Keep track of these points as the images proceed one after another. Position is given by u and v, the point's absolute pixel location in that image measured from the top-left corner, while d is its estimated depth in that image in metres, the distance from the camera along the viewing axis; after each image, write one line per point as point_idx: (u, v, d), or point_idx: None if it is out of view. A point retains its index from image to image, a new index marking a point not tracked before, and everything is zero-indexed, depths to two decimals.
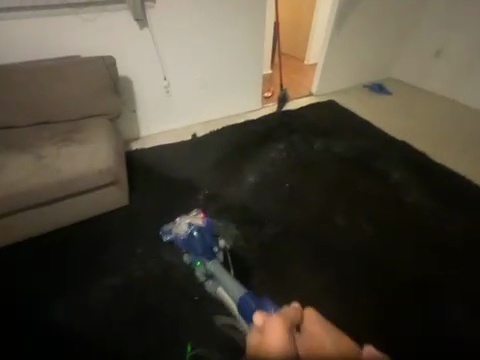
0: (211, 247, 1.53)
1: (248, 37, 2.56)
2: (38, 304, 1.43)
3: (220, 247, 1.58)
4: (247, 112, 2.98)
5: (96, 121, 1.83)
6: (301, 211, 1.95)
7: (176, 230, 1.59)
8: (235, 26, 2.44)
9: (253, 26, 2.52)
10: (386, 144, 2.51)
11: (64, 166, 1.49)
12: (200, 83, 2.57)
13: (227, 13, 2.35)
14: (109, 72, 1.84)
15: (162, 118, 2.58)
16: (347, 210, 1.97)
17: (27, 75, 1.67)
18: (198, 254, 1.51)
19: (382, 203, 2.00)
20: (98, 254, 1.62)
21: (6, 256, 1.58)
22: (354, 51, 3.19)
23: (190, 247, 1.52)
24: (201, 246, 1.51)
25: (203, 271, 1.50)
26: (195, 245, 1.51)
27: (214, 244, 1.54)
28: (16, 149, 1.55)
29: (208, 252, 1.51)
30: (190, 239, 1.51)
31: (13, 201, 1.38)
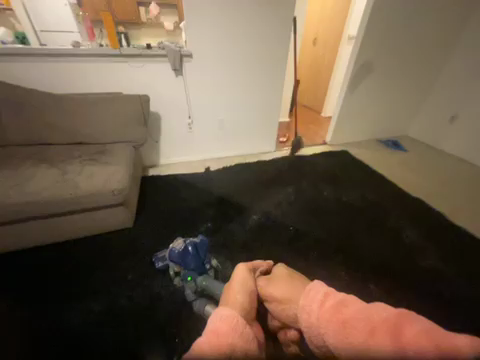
0: (204, 263, 1.46)
1: (270, 89, 2.84)
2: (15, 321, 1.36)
3: (211, 265, 1.54)
4: (259, 153, 3.19)
5: (122, 147, 2.03)
6: (305, 259, 1.82)
7: (170, 246, 1.45)
8: (259, 80, 2.74)
9: (275, 81, 2.81)
10: (400, 199, 2.42)
11: (83, 183, 1.61)
12: (220, 123, 2.83)
13: (254, 69, 2.66)
14: (142, 107, 2.11)
15: (181, 150, 2.81)
16: (356, 264, 1.79)
17: (74, 102, 1.94)
18: (191, 270, 1.40)
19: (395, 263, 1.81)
20: (93, 273, 1.62)
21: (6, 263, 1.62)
22: (369, 109, 3.37)
23: (183, 262, 1.40)
24: (195, 262, 1.40)
25: (193, 288, 1.36)
26: (189, 261, 1.40)
27: (206, 261, 1.48)
28: (47, 163, 1.73)
29: (201, 268, 1.42)
30: (184, 254, 1.39)
31: (28, 210, 1.46)
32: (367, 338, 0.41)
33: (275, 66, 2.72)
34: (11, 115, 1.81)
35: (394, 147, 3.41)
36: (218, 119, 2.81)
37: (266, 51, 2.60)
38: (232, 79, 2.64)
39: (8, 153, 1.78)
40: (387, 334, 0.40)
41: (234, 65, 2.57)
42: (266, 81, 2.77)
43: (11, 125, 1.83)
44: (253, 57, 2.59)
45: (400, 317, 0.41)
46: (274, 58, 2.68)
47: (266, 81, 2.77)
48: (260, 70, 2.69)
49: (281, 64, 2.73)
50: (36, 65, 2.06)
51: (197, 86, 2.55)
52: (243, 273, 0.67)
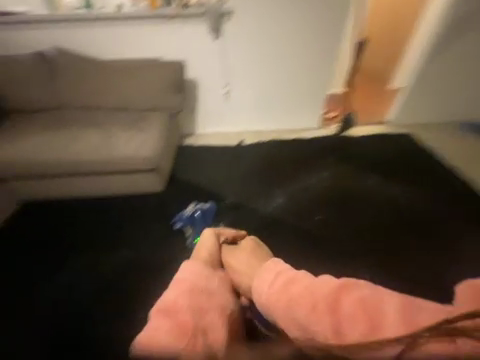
0: (209, 228, 1.76)
1: (318, 54, 2.47)
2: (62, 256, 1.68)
3: (217, 230, 1.81)
4: (302, 129, 2.87)
5: (158, 114, 2.11)
6: (325, 251, 1.74)
7: (183, 210, 1.78)
8: (305, 44, 2.42)
9: (325, 44, 2.42)
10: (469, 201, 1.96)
11: (120, 146, 1.77)
12: (259, 93, 2.62)
13: (300, 30, 2.35)
14: (177, 73, 2.09)
15: (217, 120, 2.75)
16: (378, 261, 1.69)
17: (118, 69, 2.06)
18: (198, 232, 1.72)
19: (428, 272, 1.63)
20: (123, 227, 1.80)
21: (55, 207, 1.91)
22: (455, 79, 2.59)
23: (192, 224, 1.73)
24: (202, 224, 1.73)
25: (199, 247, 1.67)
26: (197, 223, 1.73)
27: (212, 226, 1.78)
28: (94, 126, 1.94)
29: (206, 232, 1.73)
30: (193, 218, 1.72)
31: (78, 166, 1.73)
32: (307, 309, 0.73)
33: (326, 28, 2.37)
34: (69, 80, 2.04)
35: None
36: (258, 89, 2.60)
37: (317, 11, 2.30)
38: (275, 41, 2.38)
39: (66, 115, 2.05)
40: (321, 310, 0.72)
41: (278, 25, 2.31)
42: (314, 45, 2.44)
43: (68, 89, 2.05)
44: (300, 17, 2.31)
45: (344, 289, 0.73)
46: (326, 19, 2.34)
47: (315, 45, 2.43)
48: (306, 32, 2.37)
49: (334, 26, 2.37)
50: (88, 31, 2.19)
51: (237, 50, 2.38)
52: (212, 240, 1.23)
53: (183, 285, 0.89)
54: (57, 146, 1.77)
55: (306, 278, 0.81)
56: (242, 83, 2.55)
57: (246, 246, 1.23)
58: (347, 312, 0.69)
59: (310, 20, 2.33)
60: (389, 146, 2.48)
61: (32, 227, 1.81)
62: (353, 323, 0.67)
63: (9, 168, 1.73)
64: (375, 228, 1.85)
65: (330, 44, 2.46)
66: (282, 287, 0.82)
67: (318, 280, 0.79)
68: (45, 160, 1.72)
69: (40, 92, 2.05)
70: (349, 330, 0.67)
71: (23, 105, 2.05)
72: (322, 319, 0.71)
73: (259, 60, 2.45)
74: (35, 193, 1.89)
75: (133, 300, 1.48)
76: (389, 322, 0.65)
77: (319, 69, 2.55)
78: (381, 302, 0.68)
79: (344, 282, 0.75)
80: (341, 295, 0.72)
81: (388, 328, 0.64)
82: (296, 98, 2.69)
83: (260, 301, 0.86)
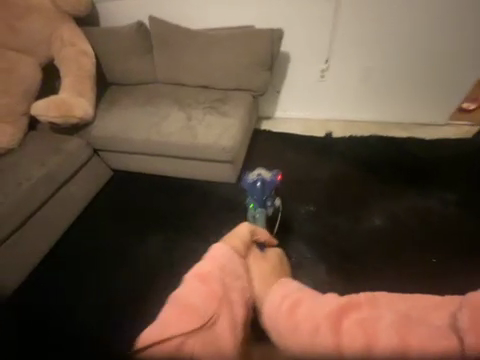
0: (266, 200, 1.52)
1: (469, 19, 1.78)
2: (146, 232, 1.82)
3: (273, 204, 1.58)
4: (415, 124, 2.19)
5: (239, 94, 1.87)
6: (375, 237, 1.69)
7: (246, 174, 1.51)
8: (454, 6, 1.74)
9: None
10: None
11: (201, 133, 1.64)
12: (366, 72, 2.05)
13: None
14: (272, 47, 1.73)
15: (303, 103, 2.30)
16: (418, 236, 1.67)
17: (206, 39, 1.84)
18: (253, 200, 1.51)
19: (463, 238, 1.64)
20: (197, 215, 1.84)
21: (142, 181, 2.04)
22: None
23: (249, 192, 1.49)
24: (260, 197, 1.48)
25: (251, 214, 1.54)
26: (255, 192, 1.49)
27: (269, 199, 1.53)
28: (178, 106, 1.86)
29: (261, 203, 1.51)
30: (252, 187, 1.47)
31: (162, 148, 1.72)
32: (310, 338, 0.85)
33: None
34: (159, 53, 1.97)
35: None
36: (366, 66, 2.02)
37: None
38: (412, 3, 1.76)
39: (153, 91, 2.04)
40: (330, 334, 0.84)
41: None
42: (467, 10, 1.75)
43: (158, 65, 2.01)
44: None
45: (350, 307, 0.87)
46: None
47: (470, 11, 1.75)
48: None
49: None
50: None
51: (355, 14, 1.83)
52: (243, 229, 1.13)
53: (214, 263, 0.95)
54: (143, 124, 1.79)
55: (310, 299, 0.93)
56: (347, 61, 2.02)
57: (270, 259, 1.20)
58: (346, 327, 0.84)
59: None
60: None
61: (121, 197, 2.00)
62: (353, 337, 0.82)
63: (103, 141, 1.85)
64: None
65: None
66: (286, 310, 0.91)
67: (330, 301, 0.90)
68: (132, 137, 1.76)
69: (131, 65, 2.05)
70: (347, 339, 0.82)
71: (117, 78, 2.12)
72: (324, 339, 0.84)
73: (381, 31, 1.88)
74: (122, 166, 2.03)
75: None
76: (362, 334, 0.82)
77: (462, 50, 1.88)
78: (379, 324, 0.82)
79: (349, 302, 0.89)
80: (343, 315, 0.86)
81: (375, 339, 0.80)
82: (416, 84, 2.05)
83: (266, 317, 0.96)
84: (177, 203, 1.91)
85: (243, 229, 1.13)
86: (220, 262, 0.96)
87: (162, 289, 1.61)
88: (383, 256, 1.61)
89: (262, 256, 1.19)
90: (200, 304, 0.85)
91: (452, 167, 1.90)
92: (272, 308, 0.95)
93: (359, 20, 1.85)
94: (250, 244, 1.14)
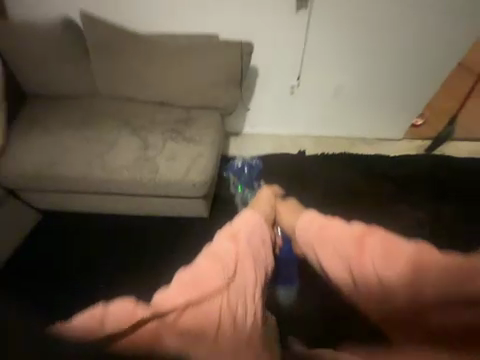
0: (253, 182, 1.69)
1: (427, 46, 1.85)
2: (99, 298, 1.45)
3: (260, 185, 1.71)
4: (379, 140, 2.24)
5: (206, 113, 1.59)
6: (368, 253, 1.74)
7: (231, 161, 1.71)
8: (416, 32, 1.78)
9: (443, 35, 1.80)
10: None
11: (163, 166, 1.32)
12: (335, 90, 1.98)
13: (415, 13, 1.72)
14: (242, 62, 1.50)
15: (272, 120, 2.16)
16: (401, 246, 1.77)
17: (162, 48, 1.51)
18: (242, 183, 1.68)
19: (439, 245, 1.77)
20: (162, 265, 1.53)
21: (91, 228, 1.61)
22: None
23: (237, 176, 1.67)
24: (246, 178, 1.65)
25: (240, 196, 1.65)
26: (243, 176, 1.68)
27: (256, 180, 1.70)
28: (128, 129, 1.48)
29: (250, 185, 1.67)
30: (240, 170, 1.66)
31: (110, 186, 1.33)
32: (326, 247, 0.91)
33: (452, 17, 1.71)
34: (97, 60, 1.55)
35: None
36: (335, 83, 1.95)
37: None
38: (378, 27, 1.74)
39: (93, 107, 1.60)
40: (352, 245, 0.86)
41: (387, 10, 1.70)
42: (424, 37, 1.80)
43: (98, 74, 1.58)
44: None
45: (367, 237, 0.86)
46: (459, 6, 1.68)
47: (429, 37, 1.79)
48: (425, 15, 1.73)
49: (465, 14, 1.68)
50: None
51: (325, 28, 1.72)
52: (265, 192, 1.26)
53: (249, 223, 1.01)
54: (80, 155, 1.36)
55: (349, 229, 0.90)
56: (317, 76, 1.91)
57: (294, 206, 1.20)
58: (374, 251, 0.82)
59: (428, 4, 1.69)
60: None
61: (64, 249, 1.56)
62: (374, 252, 0.82)
63: (20, 178, 1.35)
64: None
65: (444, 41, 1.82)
66: (315, 231, 0.95)
67: (350, 228, 0.89)
68: (64, 173, 1.32)
69: (59, 72, 1.57)
70: (372, 258, 0.82)
71: (38, 89, 1.62)
72: (331, 258, 0.89)
73: (348, 51, 1.83)
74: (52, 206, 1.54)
75: None
76: (404, 265, 0.78)
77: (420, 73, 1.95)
78: (397, 245, 0.81)
79: (361, 230, 0.88)
80: (364, 237, 0.86)
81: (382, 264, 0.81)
82: (379, 103, 2.08)
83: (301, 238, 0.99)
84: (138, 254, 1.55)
85: (260, 195, 1.25)
86: (253, 226, 1.01)
87: None
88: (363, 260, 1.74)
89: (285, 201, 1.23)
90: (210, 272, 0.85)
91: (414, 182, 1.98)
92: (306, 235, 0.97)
93: (328, 37, 1.76)
94: (275, 202, 1.22)
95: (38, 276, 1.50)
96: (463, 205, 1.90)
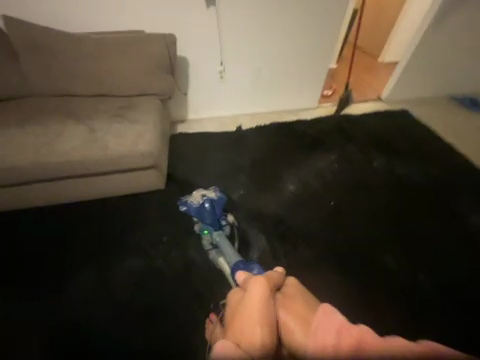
0: (219, 220, 1.56)
1: (322, 31, 2.27)
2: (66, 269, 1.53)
3: (228, 221, 1.62)
4: (301, 110, 2.74)
5: (146, 99, 1.82)
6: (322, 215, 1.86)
7: (189, 199, 1.54)
8: (311, 19, 2.19)
9: (330, 20, 2.22)
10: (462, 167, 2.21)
11: (112, 143, 1.52)
12: (256, 72, 2.39)
13: (307, 4, 2.10)
14: (168, 52, 1.75)
15: (211, 103, 2.48)
16: (339, 193, 1.99)
17: (93, 45, 1.67)
18: (207, 225, 1.54)
19: (359, 174, 2.10)
20: (128, 234, 1.66)
21: (51, 216, 1.70)
22: (444, 58, 2.67)
23: (199, 217, 1.52)
24: (211, 217, 1.53)
25: (208, 240, 1.54)
26: (205, 216, 1.53)
27: (222, 217, 1.58)
28: (73, 118, 1.62)
29: (216, 224, 1.54)
30: (201, 210, 1.51)
31: (64, 167, 1.47)
32: None
33: (333, 5, 2.14)
34: (28, 60, 1.63)
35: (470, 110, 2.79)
36: (255, 66, 2.35)
37: None
38: (279, 17, 2.12)
39: (33, 105, 1.70)
40: None
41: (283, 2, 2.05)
42: (317, 23, 2.22)
43: (31, 74, 1.67)
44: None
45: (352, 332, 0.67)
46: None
47: (319, 23, 2.22)
48: (316, 4, 2.12)
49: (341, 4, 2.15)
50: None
51: (236, 22, 2.07)
52: (258, 281, 0.87)
53: None
54: (30, 146, 1.48)
55: (370, 334, 0.66)
56: (238, 60, 2.28)
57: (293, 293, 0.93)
58: None
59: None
60: (387, 125, 2.54)
61: (23, 240, 1.61)
62: None
63: None
64: (385, 214, 1.89)
65: (332, 23, 2.24)
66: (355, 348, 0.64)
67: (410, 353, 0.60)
68: (16, 164, 1.43)
69: None
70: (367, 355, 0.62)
71: None
72: None
73: (259, 39, 2.20)
74: (12, 203, 1.64)
75: (156, 302, 1.45)
76: None
77: (321, 52, 2.40)
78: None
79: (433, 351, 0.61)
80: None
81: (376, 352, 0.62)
82: (294, 79, 2.53)
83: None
84: (100, 226, 1.69)
85: (252, 290, 0.84)
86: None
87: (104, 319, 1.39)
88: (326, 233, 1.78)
89: (285, 294, 0.92)
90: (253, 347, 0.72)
91: (330, 131, 2.41)
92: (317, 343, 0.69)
93: (240, 30, 2.11)
94: (272, 285, 0.92)
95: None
96: (369, 142, 2.34)
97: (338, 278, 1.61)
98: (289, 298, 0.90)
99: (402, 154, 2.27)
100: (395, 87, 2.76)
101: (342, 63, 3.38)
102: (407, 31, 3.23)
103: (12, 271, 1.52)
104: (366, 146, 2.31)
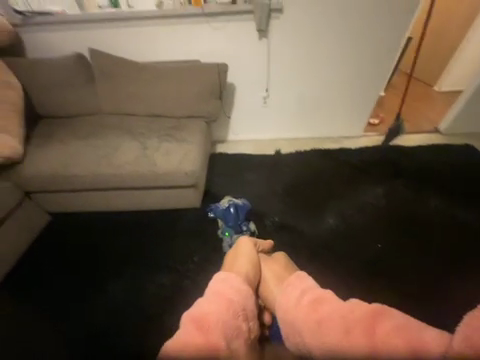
0: (240, 225, 1.68)
1: (375, 60, 2.19)
2: (104, 274, 1.61)
3: (248, 228, 1.71)
4: (344, 137, 2.61)
5: (193, 121, 1.94)
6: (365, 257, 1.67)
7: (216, 203, 1.71)
8: (363, 49, 2.14)
9: (385, 49, 2.13)
10: None
11: (159, 160, 1.63)
12: (300, 98, 2.38)
13: (360, 34, 2.06)
14: (219, 78, 1.86)
15: (250, 126, 2.54)
16: (386, 232, 1.77)
17: (155, 72, 1.87)
18: (229, 227, 1.66)
19: (411, 214, 1.85)
20: (162, 249, 1.70)
21: (98, 221, 1.85)
22: None
23: (224, 218, 1.66)
24: (234, 221, 1.65)
25: (227, 241, 1.64)
26: (229, 218, 1.66)
27: (244, 223, 1.69)
28: (129, 135, 1.80)
29: (237, 228, 1.66)
30: (226, 213, 1.65)
31: (115, 179, 1.61)
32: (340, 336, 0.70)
33: (389, 35, 2.07)
34: (103, 83, 1.90)
35: None
36: (299, 93, 2.36)
37: (376, 21, 2.00)
38: (330, 46, 2.12)
39: (99, 122, 1.94)
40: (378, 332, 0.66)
41: (335, 34, 2.06)
42: (368, 52, 2.15)
43: (102, 95, 1.93)
44: (363, 18, 1.99)
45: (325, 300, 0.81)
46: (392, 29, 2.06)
47: (371, 53, 2.16)
48: (369, 35, 2.07)
49: (397, 34, 2.07)
50: (123, 33, 2.03)
51: (285, 53, 2.14)
52: (246, 244, 1.17)
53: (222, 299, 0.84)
54: (92, 157, 1.67)
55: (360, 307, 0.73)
56: (283, 87, 2.32)
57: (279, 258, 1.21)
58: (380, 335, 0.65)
59: (368, 25, 2.02)
60: (447, 160, 2.25)
61: (72, 241, 1.77)
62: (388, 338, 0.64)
63: (40, 179, 1.63)
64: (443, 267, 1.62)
65: (386, 52, 2.15)
66: (309, 304, 0.82)
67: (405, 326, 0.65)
68: (78, 172, 1.61)
69: (71, 97, 1.93)
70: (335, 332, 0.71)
71: (55, 112, 1.98)
72: (355, 340, 0.68)
73: (306, 68, 2.22)
74: (69, 206, 1.83)
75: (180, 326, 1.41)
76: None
77: (371, 82, 2.31)
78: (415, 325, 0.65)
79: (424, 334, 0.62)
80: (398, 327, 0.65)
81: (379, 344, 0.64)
82: (338, 107, 2.46)
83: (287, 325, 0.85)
84: (138, 237, 1.76)
85: (241, 244, 1.16)
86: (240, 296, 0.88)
87: (129, 333, 1.41)
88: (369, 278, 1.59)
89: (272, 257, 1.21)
90: (241, 297, 0.88)
91: (376, 162, 2.22)
92: (287, 303, 0.87)
93: (287, 59, 2.17)
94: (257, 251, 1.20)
95: (49, 264, 1.67)
96: (425, 178, 2.08)
97: None
98: (273, 261, 1.18)
99: (466, 197, 1.96)
100: (456, 119, 2.48)
101: (391, 91, 3.20)
102: (471, 59, 2.95)
103: (59, 268, 1.66)
104: (419, 182, 2.06)
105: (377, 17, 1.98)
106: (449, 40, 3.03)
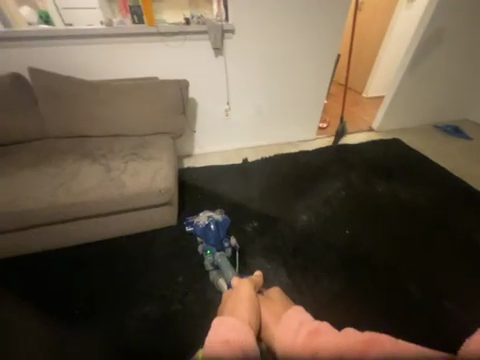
0: (222, 242, 1.55)
1: (317, 73, 2.53)
2: (72, 318, 1.37)
3: (230, 244, 1.59)
4: (302, 141, 2.89)
5: (159, 137, 1.89)
6: (339, 245, 1.82)
7: (195, 219, 1.58)
8: (307, 64, 2.45)
9: (324, 63, 2.48)
10: (463, 188, 2.29)
11: (128, 181, 1.53)
12: (258, 108, 2.56)
13: (303, 52, 2.37)
14: (181, 94, 1.88)
15: (216, 139, 2.60)
16: (351, 219, 1.99)
17: (111, 90, 1.78)
18: (210, 245, 1.52)
19: (366, 200, 2.14)
20: (140, 276, 1.56)
21: (59, 259, 1.61)
22: (423, 92, 2.99)
23: (204, 236, 1.53)
24: (214, 238, 1.52)
25: (210, 261, 1.48)
26: (210, 236, 1.53)
27: (225, 239, 1.57)
28: (89, 159, 1.65)
29: (219, 245, 1.53)
30: (206, 230, 1.52)
31: (77, 208, 1.43)
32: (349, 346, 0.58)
33: (325, 52, 2.42)
34: (49, 105, 1.71)
35: (455, 135, 3.04)
36: (257, 104, 2.53)
37: (314, 40, 2.33)
38: (279, 61, 2.36)
39: (48, 147, 1.73)
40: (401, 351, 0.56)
41: (282, 52, 2.31)
42: (311, 66, 2.47)
43: (50, 118, 1.74)
44: (302, 38, 2.28)
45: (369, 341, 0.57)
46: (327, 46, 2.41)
47: (314, 67, 2.48)
48: (310, 52, 2.38)
49: (331, 50, 2.43)
50: (70, 52, 1.89)
51: (241, 68, 2.29)
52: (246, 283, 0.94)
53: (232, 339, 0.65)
54: (45, 187, 1.47)
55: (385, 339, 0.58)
56: (242, 100, 2.46)
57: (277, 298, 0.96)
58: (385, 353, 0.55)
59: (309, 42, 2.33)
60: (384, 151, 2.69)
61: (25, 288, 1.47)
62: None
63: None
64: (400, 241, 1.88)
65: (326, 67, 2.51)
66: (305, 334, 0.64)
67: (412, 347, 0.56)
68: (28, 206, 1.38)
69: (7, 122, 1.67)
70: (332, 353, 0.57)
71: None
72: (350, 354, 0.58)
73: (261, 81, 2.41)
74: (18, 248, 1.54)
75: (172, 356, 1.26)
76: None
77: (316, 91, 2.65)
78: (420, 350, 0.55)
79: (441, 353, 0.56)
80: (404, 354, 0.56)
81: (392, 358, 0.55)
82: (293, 114, 2.72)
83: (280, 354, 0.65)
84: (112, 268, 1.59)
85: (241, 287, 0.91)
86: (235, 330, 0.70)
87: None
88: (346, 262, 1.72)
89: (269, 302, 0.92)
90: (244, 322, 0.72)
91: (332, 160, 2.52)
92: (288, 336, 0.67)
93: (243, 74, 2.33)
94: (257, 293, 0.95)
95: None
96: (371, 169, 2.45)
97: (365, 307, 1.52)
98: (270, 301, 0.91)
99: (403, 180, 2.35)
100: (384, 118, 3.02)
101: (332, 99, 3.71)
102: (386, 71, 3.66)
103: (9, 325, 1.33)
104: (368, 173, 2.40)
105: (314, 36, 2.31)
106: (367, 56, 3.72)
